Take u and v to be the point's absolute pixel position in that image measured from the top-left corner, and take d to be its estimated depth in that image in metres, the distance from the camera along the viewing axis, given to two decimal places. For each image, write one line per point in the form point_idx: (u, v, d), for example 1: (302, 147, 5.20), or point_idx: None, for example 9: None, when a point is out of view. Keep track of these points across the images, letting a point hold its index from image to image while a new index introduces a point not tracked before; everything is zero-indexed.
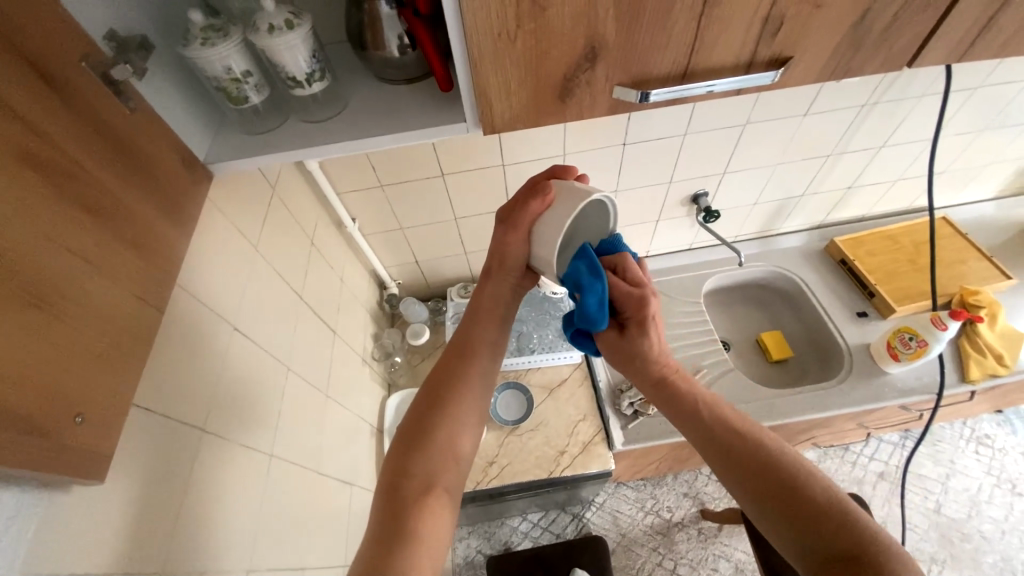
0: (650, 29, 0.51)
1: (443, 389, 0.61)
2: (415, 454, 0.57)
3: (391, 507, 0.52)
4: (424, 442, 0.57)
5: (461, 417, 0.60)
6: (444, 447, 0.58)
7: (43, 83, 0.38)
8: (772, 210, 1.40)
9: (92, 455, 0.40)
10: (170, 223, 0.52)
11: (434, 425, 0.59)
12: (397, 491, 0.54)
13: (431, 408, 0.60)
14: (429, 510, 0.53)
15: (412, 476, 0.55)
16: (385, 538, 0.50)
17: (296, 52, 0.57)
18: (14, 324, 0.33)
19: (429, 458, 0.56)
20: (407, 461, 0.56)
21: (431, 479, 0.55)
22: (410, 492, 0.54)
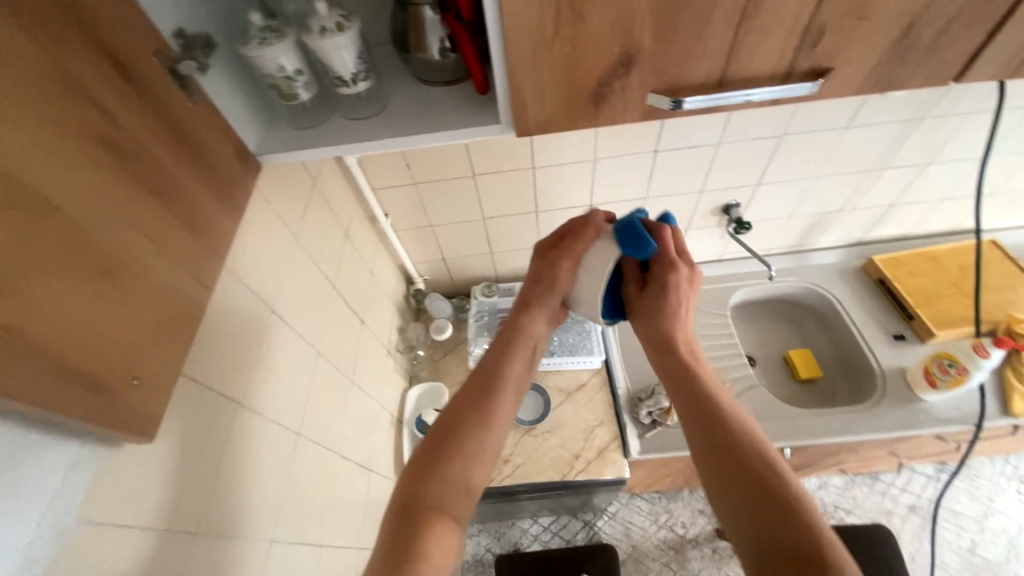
0: (685, 39, 0.52)
1: (468, 415, 0.60)
2: (432, 476, 0.56)
3: (402, 529, 0.52)
4: (443, 466, 0.56)
5: (483, 449, 0.59)
6: (459, 478, 0.57)
7: (119, 75, 0.42)
8: (807, 224, 1.36)
9: (145, 415, 0.43)
10: (223, 209, 0.56)
11: (451, 453, 0.57)
12: (408, 515, 0.53)
13: (447, 432, 0.59)
14: (439, 537, 0.52)
15: (424, 499, 0.54)
16: (390, 557, 0.50)
17: (344, 53, 0.60)
18: (83, 290, 0.37)
19: (445, 483, 0.56)
20: (423, 480, 0.55)
21: (444, 504, 0.55)
22: (421, 516, 0.53)
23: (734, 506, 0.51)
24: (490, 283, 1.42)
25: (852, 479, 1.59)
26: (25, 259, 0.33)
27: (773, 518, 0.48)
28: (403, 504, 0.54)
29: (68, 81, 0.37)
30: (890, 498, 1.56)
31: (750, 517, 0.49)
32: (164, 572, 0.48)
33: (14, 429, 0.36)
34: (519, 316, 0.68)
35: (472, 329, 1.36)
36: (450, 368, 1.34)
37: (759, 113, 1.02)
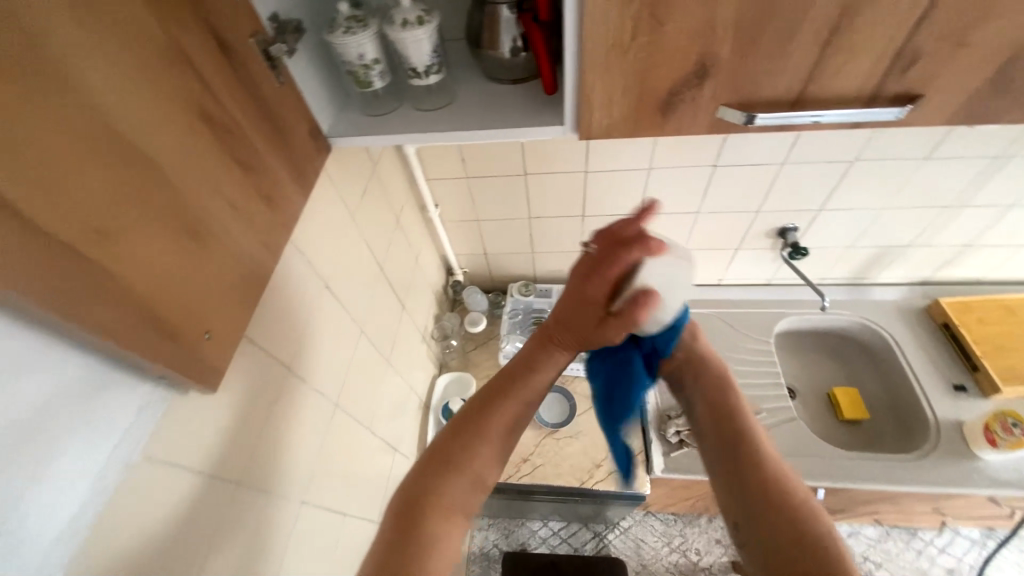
0: (767, 53, 0.51)
1: (491, 415, 0.59)
2: (449, 470, 0.55)
3: (405, 520, 0.51)
4: (461, 464, 0.56)
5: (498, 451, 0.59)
6: (474, 476, 0.57)
7: (222, 54, 0.46)
8: (869, 256, 1.29)
9: (212, 368, 0.46)
10: (296, 185, 0.59)
11: (470, 452, 0.57)
12: (418, 506, 0.52)
13: (467, 429, 0.58)
14: (452, 533, 0.52)
15: (438, 492, 0.54)
16: (396, 542, 0.50)
17: (421, 46, 0.62)
18: (175, 246, 0.40)
19: (462, 480, 0.56)
20: (439, 473, 0.55)
21: (460, 502, 0.55)
22: (433, 508, 0.52)
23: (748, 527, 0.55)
24: (528, 282, 1.43)
25: (887, 531, 1.49)
26: (129, 213, 0.36)
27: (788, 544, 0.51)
28: (414, 494, 0.53)
29: (177, 55, 0.41)
30: (928, 558, 1.45)
31: (772, 542, 0.53)
32: (207, 516, 0.52)
33: (104, 367, 0.39)
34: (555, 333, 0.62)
35: (506, 325, 1.37)
36: (481, 361, 1.36)
37: (831, 135, 0.97)
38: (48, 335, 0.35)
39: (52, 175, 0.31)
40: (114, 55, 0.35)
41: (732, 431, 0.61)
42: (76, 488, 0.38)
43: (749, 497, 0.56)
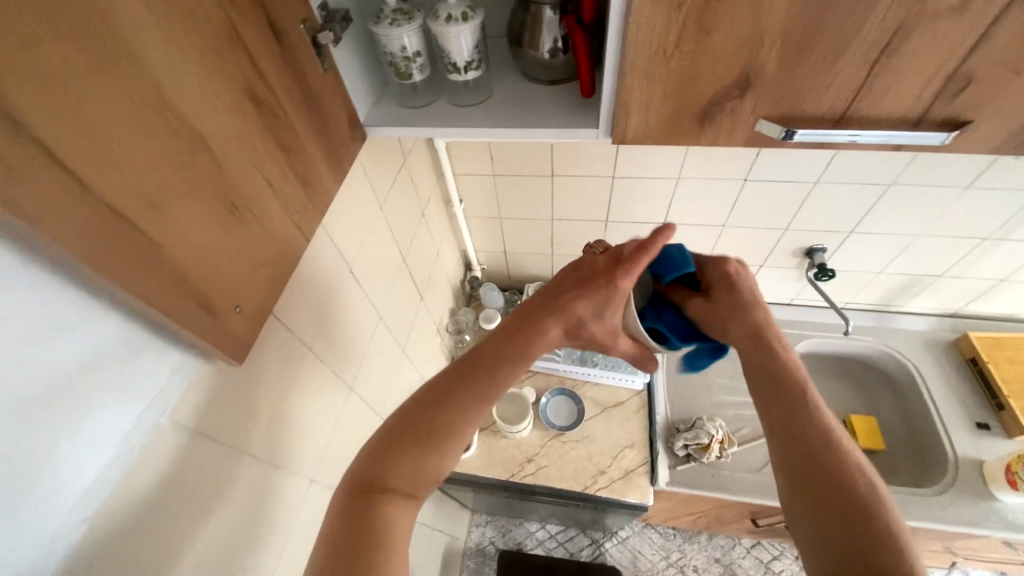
0: (813, 68, 0.50)
1: (445, 404, 0.50)
2: (399, 458, 0.49)
3: (355, 515, 0.47)
4: (409, 453, 0.49)
5: (449, 445, 0.50)
6: (421, 468, 0.49)
7: (273, 38, 0.48)
8: (898, 283, 1.25)
9: (242, 342, 0.47)
10: (331, 170, 0.60)
11: (420, 442, 0.49)
12: (371, 496, 0.48)
13: (421, 414, 0.50)
14: (399, 531, 0.47)
15: (387, 483, 0.48)
16: (346, 542, 0.45)
17: (463, 41, 0.63)
18: (216, 220, 0.42)
19: (411, 470, 0.49)
20: (389, 463, 0.49)
21: (411, 493, 0.49)
22: (385, 499, 0.48)
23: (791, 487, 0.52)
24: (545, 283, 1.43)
25: None
26: (177, 183, 0.37)
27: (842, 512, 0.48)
28: (369, 481, 0.48)
29: (232, 34, 0.42)
30: None
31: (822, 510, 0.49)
32: (221, 485, 0.53)
33: (141, 333, 0.41)
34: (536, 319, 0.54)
35: None
36: None
37: (868, 156, 0.95)
38: (96, 297, 0.37)
39: (111, 140, 0.32)
40: (176, 30, 0.36)
41: (784, 393, 0.55)
42: (106, 446, 0.39)
43: (808, 468, 0.51)
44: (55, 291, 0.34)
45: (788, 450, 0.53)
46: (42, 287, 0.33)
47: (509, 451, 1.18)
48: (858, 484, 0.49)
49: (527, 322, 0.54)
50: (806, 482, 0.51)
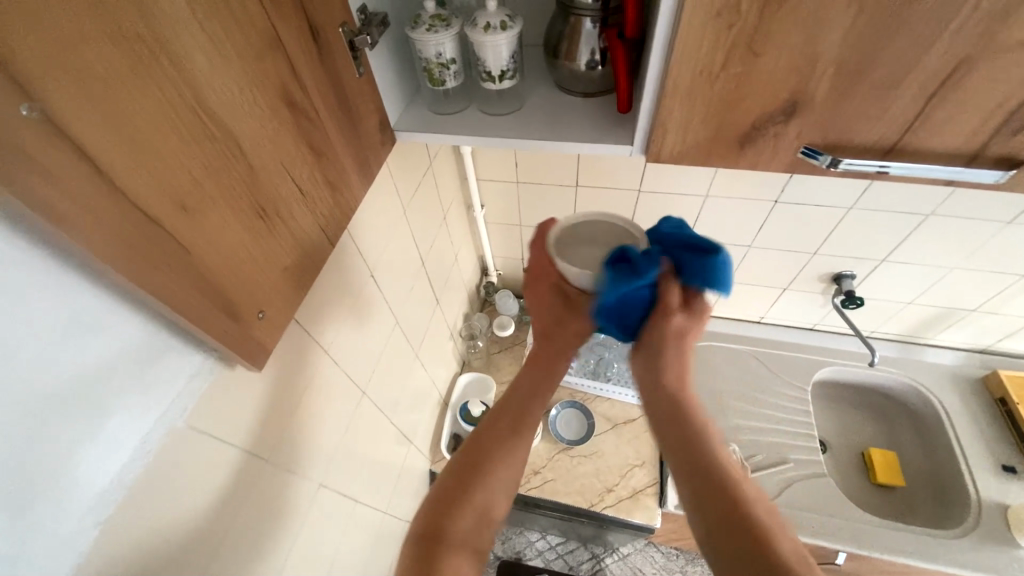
0: (865, 97, 0.48)
1: (488, 454, 0.56)
2: (459, 506, 0.54)
3: (421, 559, 0.52)
4: (468, 501, 0.54)
5: (498, 490, 0.56)
6: (477, 514, 0.55)
7: (311, 41, 0.47)
8: (927, 315, 1.21)
9: (263, 349, 0.46)
10: (360, 174, 0.60)
11: (473, 491, 0.55)
12: (435, 544, 0.52)
13: (471, 465, 0.56)
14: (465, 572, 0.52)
15: (449, 531, 0.53)
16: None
17: (500, 50, 0.62)
18: (245, 224, 0.41)
19: (473, 515, 0.55)
20: (449, 511, 0.54)
21: (474, 538, 0.54)
22: (450, 545, 0.53)
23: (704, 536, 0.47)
24: None
25: None
26: (209, 188, 0.37)
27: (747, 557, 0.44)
28: (431, 528, 0.53)
29: (272, 38, 0.42)
30: None
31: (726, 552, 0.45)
32: (233, 489, 0.53)
33: (163, 337, 0.40)
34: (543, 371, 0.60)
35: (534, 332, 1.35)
36: (504, 365, 1.34)
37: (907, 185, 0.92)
38: (121, 300, 0.36)
39: (146, 143, 0.31)
40: (217, 32, 0.36)
41: (682, 425, 0.51)
42: (123, 449, 0.39)
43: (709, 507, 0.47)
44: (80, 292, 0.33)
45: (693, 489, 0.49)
46: (68, 291, 0.32)
47: None
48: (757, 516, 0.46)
49: (539, 377, 0.59)
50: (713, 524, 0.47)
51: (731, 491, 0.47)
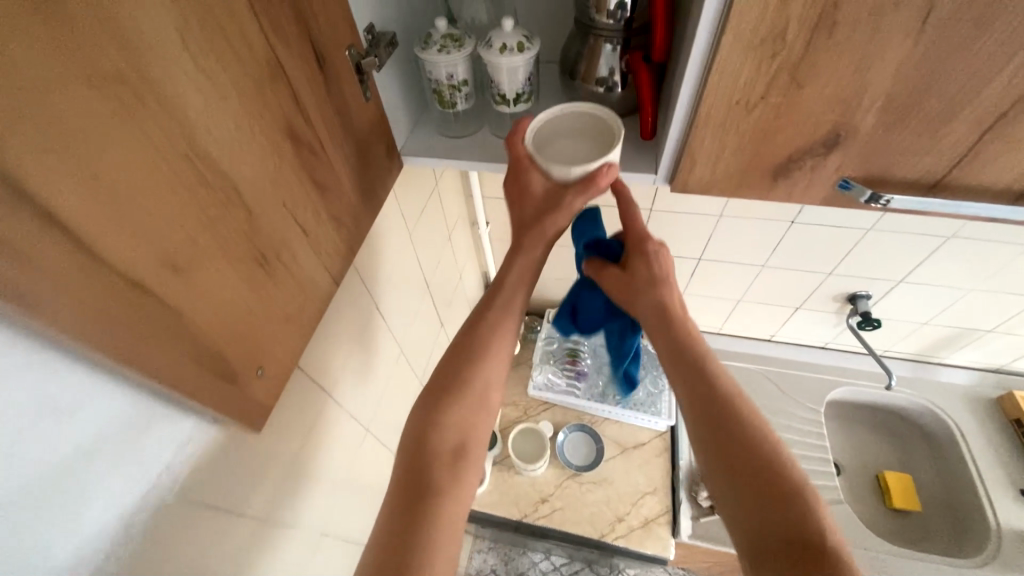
0: (914, 130, 0.44)
1: (460, 368, 0.58)
2: (442, 413, 0.56)
3: (409, 471, 0.53)
4: (449, 410, 0.56)
5: (483, 401, 0.59)
6: (463, 418, 0.57)
7: (316, 67, 0.43)
8: (943, 335, 1.18)
9: (259, 409, 0.42)
10: (365, 203, 0.56)
11: (453, 398, 0.57)
12: (423, 458, 0.54)
13: (446, 377, 0.58)
14: (459, 478, 0.54)
15: (434, 443, 0.55)
16: (405, 498, 0.52)
17: (515, 73, 0.58)
18: (242, 275, 0.37)
19: (459, 420, 0.56)
20: (432, 422, 0.56)
21: (460, 445, 0.56)
22: (438, 453, 0.54)
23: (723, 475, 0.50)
24: None
25: None
26: (204, 240, 0.33)
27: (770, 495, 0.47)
28: (417, 442, 0.55)
29: (275, 69, 0.38)
30: None
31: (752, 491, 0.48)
32: (229, 557, 0.48)
33: (149, 408, 0.36)
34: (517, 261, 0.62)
35: (539, 351, 1.31)
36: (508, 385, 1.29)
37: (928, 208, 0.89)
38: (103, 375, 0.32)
39: (131, 199, 0.27)
40: (214, 66, 0.32)
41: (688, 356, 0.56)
42: (104, 533, 0.35)
43: (728, 446, 0.51)
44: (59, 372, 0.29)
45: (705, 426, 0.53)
46: (47, 378, 0.28)
47: (523, 489, 1.13)
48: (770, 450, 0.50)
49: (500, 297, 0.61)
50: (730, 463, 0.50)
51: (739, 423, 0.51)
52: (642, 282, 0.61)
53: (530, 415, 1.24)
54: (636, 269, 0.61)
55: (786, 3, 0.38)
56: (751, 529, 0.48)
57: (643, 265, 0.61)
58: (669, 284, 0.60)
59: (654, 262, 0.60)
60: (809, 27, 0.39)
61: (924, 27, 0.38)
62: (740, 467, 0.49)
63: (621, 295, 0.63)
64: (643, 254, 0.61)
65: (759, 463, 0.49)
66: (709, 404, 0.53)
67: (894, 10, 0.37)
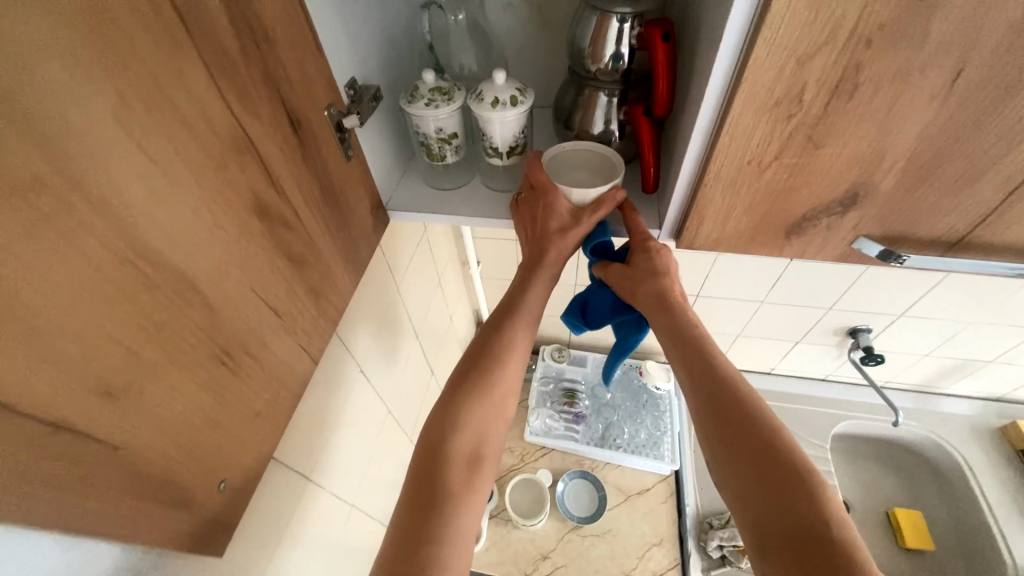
0: (936, 191, 0.42)
1: (480, 367, 0.52)
2: (461, 410, 0.49)
3: (423, 476, 0.46)
4: (469, 409, 0.50)
5: (500, 408, 0.52)
6: (482, 420, 0.50)
7: (291, 134, 0.39)
8: (946, 367, 1.15)
9: (218, 525, 0.37)
10: (347, 269, 0.51)
11: (474, 395, 0.50)
12: (440, 457, 0.47)
13: (466, 372, 0.52)
14: (478, 484, 0.47)
15: (453, 443, 0.48)
16: (415, 506, 0.44)
17: (508, 127, 0.55)
18: (201, 383, 0.32)
19: (478, 420, 0.50)
20: (450, 421, 0.49)
21: (477, 448, 0.49)
22: (456, 454, 0.47)
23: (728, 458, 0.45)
24: (562, 346, 1.30)
25: None
26: (149, 352, 0.28)
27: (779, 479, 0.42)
28: (432, 442, 0.48)
29: (242, 143, 0.33)
30: None
31: (763, 473, 0.43)
32: None
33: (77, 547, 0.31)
34: (532, 275, 0.55)
35: (534, 393, 1.25)
36: None
37: None
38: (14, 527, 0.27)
39: (48, 325, 0.23)
40: (168, 153, 0.28)
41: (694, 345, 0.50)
42: None
43: (735, 424, 0.46)
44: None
45: (710, 406, 0.47)
46: None
47: (522, 546, 1.06)
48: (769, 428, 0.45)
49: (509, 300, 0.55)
50: (739, 443, 0.45)
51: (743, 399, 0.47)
52: (641, 274, 0.54)
53: (528, 461, 1.18)
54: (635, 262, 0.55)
55: (803, 66, 0.36)
56: (756, 512, 0.42)
57: (643, 258, 0.55)
58: (672, 273, 0.54)
59: (656, 256, 0.53)
60: (827, 89, 0.37)
61: (951, 91, 0.35)
62: (746, 446, 0.44)
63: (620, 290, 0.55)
64: (643, 250, 0.54)
65: (767, 445, 0.44)
66: (711, 385, 0.48)
67: (919, 74, 0.35)
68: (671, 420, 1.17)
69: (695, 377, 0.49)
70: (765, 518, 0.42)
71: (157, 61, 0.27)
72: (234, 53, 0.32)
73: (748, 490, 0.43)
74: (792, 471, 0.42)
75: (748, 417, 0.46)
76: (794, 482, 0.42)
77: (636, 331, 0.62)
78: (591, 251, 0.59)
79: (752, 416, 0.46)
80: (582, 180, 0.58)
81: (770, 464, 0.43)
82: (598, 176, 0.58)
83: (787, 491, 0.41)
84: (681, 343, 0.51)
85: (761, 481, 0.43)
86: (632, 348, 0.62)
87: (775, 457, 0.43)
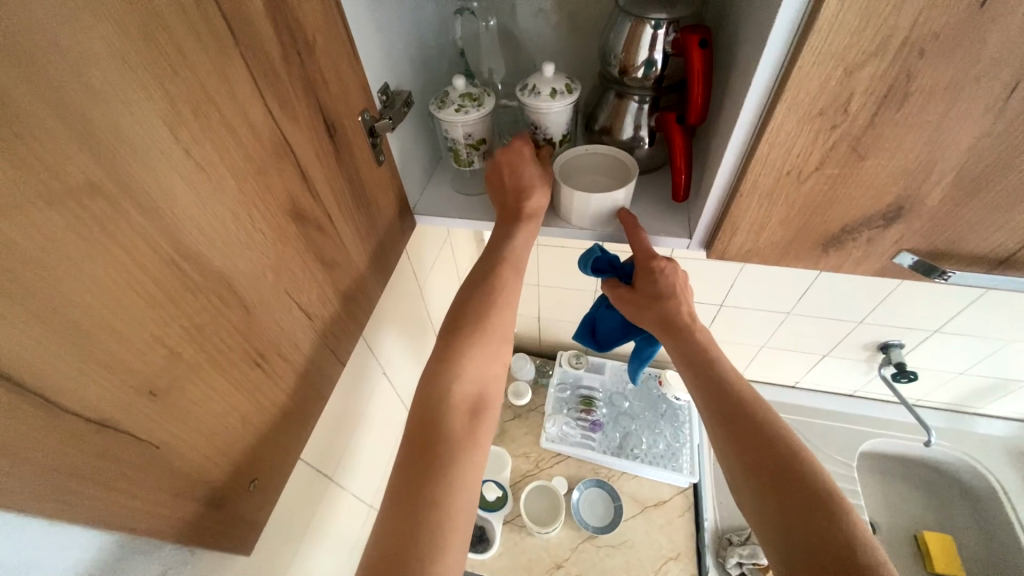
0: (987, 206, 0.40)
1: (479, 314, 0.52)
2: (455, 361, 0.50)
3: (416, 448, 0.46)
4: (471, 353, 0.51)
5: (489, 377, 0.52)
6: (483, 365, 0.51)
7: (327, 139, 0.40)
8: (983, 386, 1.10)
9: (244, 524, 0.37)
10: (374, 272, 0.51)
11: (475, 338, 0.51)
12: (442, 416, 0.47)
13: (461, 318, 0.52)
14: (479, 426, 0.49)
15: (455, 390, 0.49)
16: (419, 453, 0.45)
17: (563, 117, 0.57)
18: (236, 385, 0.32)
19: (480, 366, 0.51)
20: (451, 367, 0.49)
21: (478, 394, 0.50)
22: (460, 401, 0.49)
23: (761, 492, 0.43)
24: (580, 352, 1.30)
25: None
26: (190, 354, 0.28)
27: (813, 505, 0.41)
28: (423, 423, 0.47)
29: (282, 148, 0.34)
30: None
31: (788, 503, 0.42)
32: None
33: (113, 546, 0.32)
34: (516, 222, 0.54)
35: (553, 399, 1.24)
36: (518, 435, 1.21)
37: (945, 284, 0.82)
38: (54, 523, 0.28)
39: (100, 328, 0.23)
40: (211, 157, 0.28)
41: (702, 370, 0.49)
42: None
43: (767, 454, 0.44)
44: (16, 528, 0.26)
45: (747, 444, 0.45)
46: None
47: (536, 553, 1.05)
48: (814, 466, 0.43)
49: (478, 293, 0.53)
50: (774, 470, 0.43)
51: (775, 427, 0.46)
52: (645, 298, 0.54)
53: (543, 468, 1.16)
54: (639, 286, 0.54)
55: (850, 76, 0.35)
56: (779, 536, 0.41)
57: (646, 280, 0.53)
58: (682, 295, 0.52)
59: (660, 278, 0.52)
60: (875, 101, 0.36)
61: (1006, 104, 0.34)
62: (784, 475, 0.43)
63: (627, 314, 0.56)
64: (647, 270, 0.53)
65: (805, 473, 0.43)
66: (728, 410, 0.47)
67: (975, 85, 0.33)
68: (690, 432, 1.15)
69: (711, 404, 0.48)
70: (792, 551, 0.40)
71: (206, 68, 0.27)
72: (276, 60, 0.33)
73: (775, 518, 0.42)
74: (830, 501, 0.41)
75: (786, 443, 0.45)
76: (836, 516, 0.40)
77: (647, 344, 0.62)
78: (595, 270, 0.63)
79: (797, 452, 0.44)
80: (593, 182, 0.58)
81: (808, 497, 0.41)
82: (610, 180, 0.58)
83: (833, 527, 0.39)
84: (695, 369, 0.50)
85: (795, 512, 0.41)
86: (646, 359, 0.61)
87: (821, 486, 0.42)
